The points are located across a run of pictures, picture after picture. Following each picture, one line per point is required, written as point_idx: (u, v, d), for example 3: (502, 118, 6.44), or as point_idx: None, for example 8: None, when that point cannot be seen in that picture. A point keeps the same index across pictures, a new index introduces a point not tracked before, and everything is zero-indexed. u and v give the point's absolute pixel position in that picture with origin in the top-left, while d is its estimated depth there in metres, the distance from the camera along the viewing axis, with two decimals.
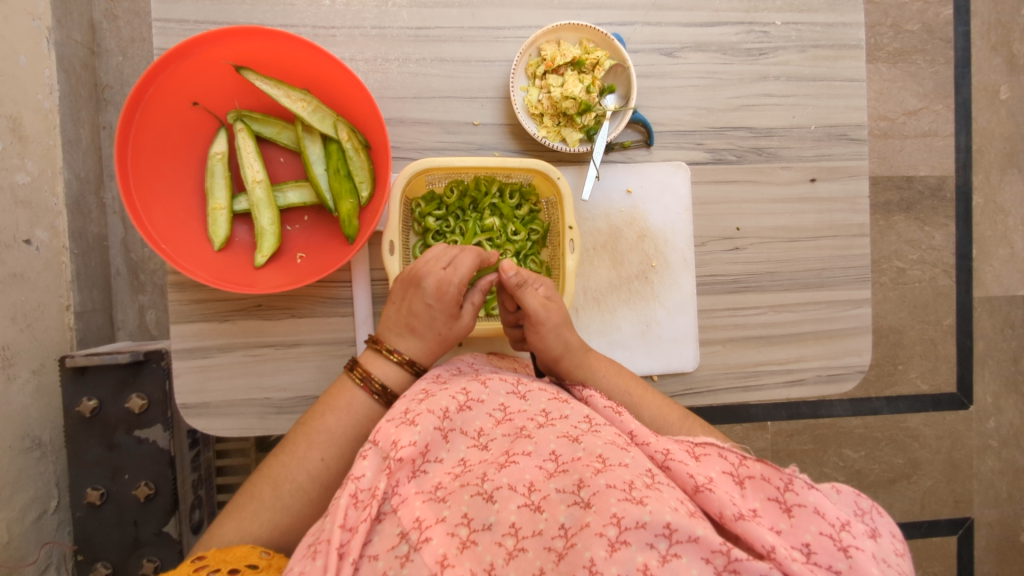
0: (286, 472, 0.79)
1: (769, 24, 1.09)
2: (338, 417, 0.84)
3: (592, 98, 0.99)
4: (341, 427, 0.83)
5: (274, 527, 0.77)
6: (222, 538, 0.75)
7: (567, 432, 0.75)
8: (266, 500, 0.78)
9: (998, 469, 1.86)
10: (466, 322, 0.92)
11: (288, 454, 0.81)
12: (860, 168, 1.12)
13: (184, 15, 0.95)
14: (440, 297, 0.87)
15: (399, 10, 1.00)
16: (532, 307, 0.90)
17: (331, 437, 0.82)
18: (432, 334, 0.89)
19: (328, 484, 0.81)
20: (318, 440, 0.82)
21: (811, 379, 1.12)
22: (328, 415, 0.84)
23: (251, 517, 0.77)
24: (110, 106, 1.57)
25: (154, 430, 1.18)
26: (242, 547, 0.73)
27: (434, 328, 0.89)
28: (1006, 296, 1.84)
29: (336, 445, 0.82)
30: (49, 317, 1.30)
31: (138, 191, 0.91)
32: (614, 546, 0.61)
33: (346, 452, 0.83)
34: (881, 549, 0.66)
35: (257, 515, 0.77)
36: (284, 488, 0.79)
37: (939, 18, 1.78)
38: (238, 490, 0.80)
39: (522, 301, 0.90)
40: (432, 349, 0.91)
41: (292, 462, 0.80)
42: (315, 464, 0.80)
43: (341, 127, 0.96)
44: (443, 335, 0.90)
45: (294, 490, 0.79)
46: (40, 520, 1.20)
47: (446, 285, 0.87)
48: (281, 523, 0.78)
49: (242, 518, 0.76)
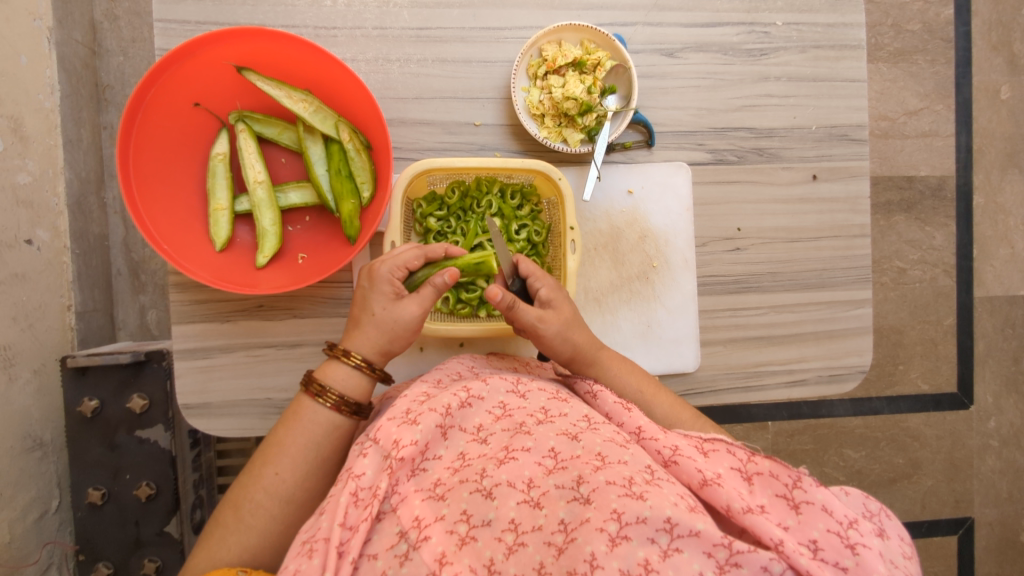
0: (244, 492, 0.79)
1: (770, 24, 1.09)
2: (288, 430, 0.83)
3: (593, 99, 0.99)
4: (290, 439, 0.82)
5: (245, 547, 0.77)
6: (194, 568, 0.75)
7: (566, 429, 0.75)
8: (230, 524, 0.77)
9: (998, 469, 1.86)
10: (408, 309, 0.87)
11: (245, 476, 0.80)
12: (861, 168, 1.12)
13: (185, 15, 0.95)
14: (373, 279, 0.88)
15: (401, 10, 1.00)
16: (531, 322, 0.89)
17: (282, 450, 0.82)
18: (368, 320, 0.88)
19: (288, 497, 0.80)
20: (271, 456, 0.81)
21: (812, 380, 1.12)
22: (278, 430, 0.83)
23: (218, 544, 0.76)
24: (111, 106, 1.57)
25: (155, 430, 1.18)
26: (218, 569, 0.71)
27: (369, 311, 0.87)
28: (1007, 296, 1.84)
29: (288, 456, 0.81)
30: (49, 317, 1.30)
31: (139, 192, 0.91)
32: (615, 541, 0.62)
33: (299, 463, 0.82)
34: (888, 549, 0.66)
35: (224, 540, 0.76)
36: (245, 508, 0.78)
37: (939, 18, 1.78)
38: (208, 519, 0.79)
39: (520, 316, 0.89)
40: (373, 338, 0.88)
41: (249, 482, 0.80)
42: (269, 480, 0.79)
43: (342, 128, 0.96)
44: (378, 320, 0.87)
45: (254, 507, 0.78)
46: (41, 520, 1.20)
47: (377, 266, 0.88)
48: (250, 543, 0.77)
49: (210, 546, 0.76)
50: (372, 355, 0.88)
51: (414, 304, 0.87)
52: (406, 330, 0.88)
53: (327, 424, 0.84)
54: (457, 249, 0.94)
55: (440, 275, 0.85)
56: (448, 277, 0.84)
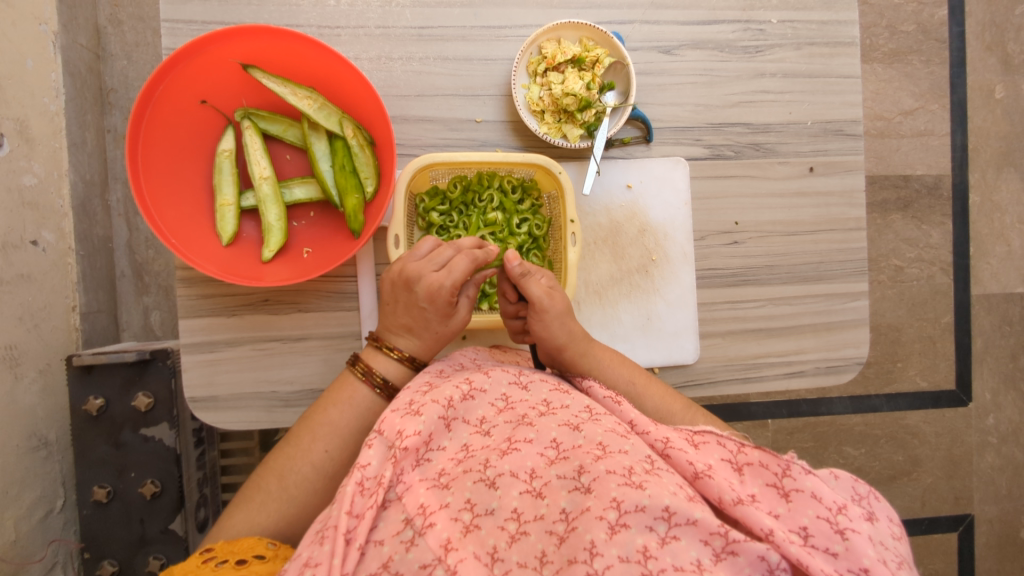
0: (291, 463, 0.81)
1: (765, 22, 1.11)
2: (341, 411, 0.85)
3: (592, 95, 1.02)
4: (342, 420, 0.85)
5: (283, 516, 0.80)
6: (232, 529, 0.77)
7: (568, 420, 0.76)
8: (272, 492, 0.80)
9: (998, 466, 1.87)
10: (462, 314, 0.93)
11: (294, 446, 0.83)
12: (856, 163, 1.13)
13: (192, 15, 0.97)
14: (433, 301, 0.88)
15: (403, 9, 1.02)
16: (537, 297, 0.91)
17: (333, 430, 0.84)
18: (421, 325, 0.90)
19: (331, 474, 0.83)
20: (322, 432, 0.84)
21: (810, 371, 1.13)
22: (330, 407, 0.85)
23: (259, 508, 0.79)
24: (115, 110, 1.59)
25: (160, 428, 1.19)
26: (249, 538, 0.74)
27: (430, 328, 0.90)
28: (1004, 293, 1.86)
29: (338, 437, 0.84)
30: (55, 317, 1.31)
31: (148, 188, 0.93)
32: (614, 529, 0.63)
33: (348, 445, 0.84)
34: (877, 531, 0.67)
35: (265, 506, 0.79)
36: (290, 480, 0.81)
37: (934, 18, 1.81)
38: (246, 482, 0.82)
39: (527, 291, 0.91)
40: (433, 347, 0.93)
41: (297, 453, 0.82)
42: (319, 456, 0.82)
43: (346, 124, 0.98)
44: (439, 333, 0.92)
45: (298, 480, 0.81)
46: (47, 519, 1.21)
47: (438, 288, 0.87)
48: (288, 513, 0.80)
49: (251, 510, 0.79)
50: (429, 359, 0.94)
51: (464, 303, 0.93)
52: (457, 332, 0.95)
53: (379, 412, 0.87)
54: (484, 244, 0.99)
55: (481, 274, 0.95)
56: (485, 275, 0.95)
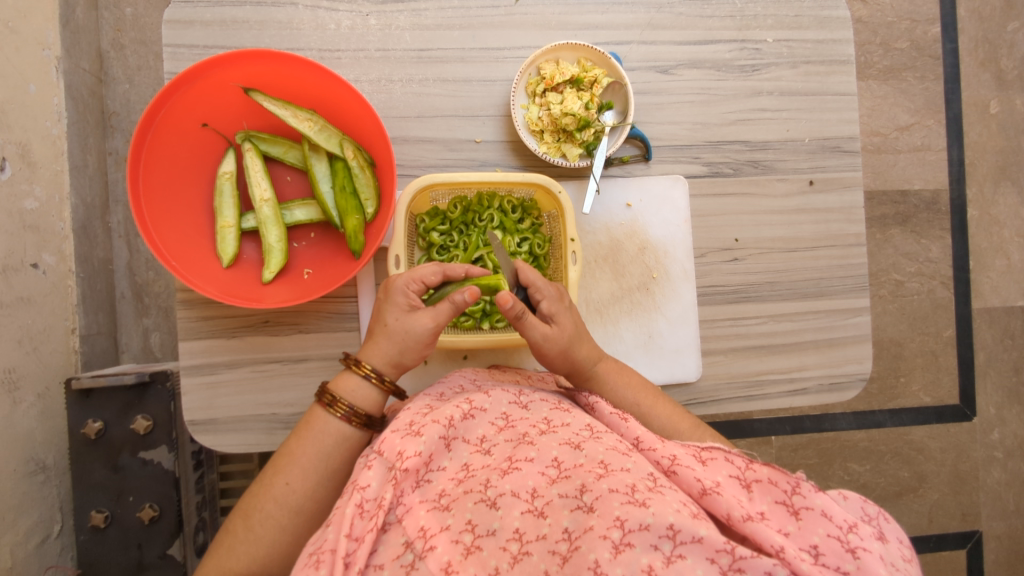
0: (255, 501, 0.81)
1: (761, 41, 1.12)
2: (301, 442, 0.84)
3: (591, 114, 1.03)
4: (301, 450, 0.84)
5: (254, 557, 0.78)
6: None
7: (569, 439, 0.75)
8: (239, 533, 0.79)
9: (1005, 481, 1.85)
10: (418, 321, 0.88)
11: (258, 484, 0.82)
12: (855, 179, 1.14)
13: (194, 40, 0.99)
14: (387, 291, 0.90)
15: (402, 32, 1.03)
16: (536, 339, 0.90)
17: (293, 462, 0.83)
18: (382, 329, 0.89)
19: (297, 507, 0.81)
20: (282, 465, 0.83)
21: (813, 389, 1.12)
22: (293, 441, 0.85)
23: (228, 553, 0.78)
24: (116, 132, 1.61)
25: (160, 451, 1.18)
26: None
27: (381, 322, 0.89)
28: (1005, 307, 1.85)
29: (297, 467, 0.82)
30: (54, 340, 1.31)
31: (149, 210, 0.93)
32: (619, 548, 0.62)
33: (310, 475, 0.83)
34: (888, 552, 0.65)
35: (233, 549, 0.78)
36: (254, 518, 0.80)
37: (927, 35, 1.83)
38: (219, 528, 0.81)
39: (527, 333, 0.89)
40: (384, 349, 0.89)
41: (260, 491, 0.81)
42: (279, 490, 0.81)
43: (346, 146, 0.98)
44: (389, 331, 0.88)
45: (262, 517, 0.79)
46: (43, 545, 1.19)
47: (393, 279, 0.90)
48: (258, 554, 0.78)
49: (220, 555, 0.78)
50: (382, 365, 0.89)
51: (426, 317, 0.87)
52: (416, 342, 0.88)
53: (338, 435, 0.85)
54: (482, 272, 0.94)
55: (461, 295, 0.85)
56: (467, 296, 0.84)
